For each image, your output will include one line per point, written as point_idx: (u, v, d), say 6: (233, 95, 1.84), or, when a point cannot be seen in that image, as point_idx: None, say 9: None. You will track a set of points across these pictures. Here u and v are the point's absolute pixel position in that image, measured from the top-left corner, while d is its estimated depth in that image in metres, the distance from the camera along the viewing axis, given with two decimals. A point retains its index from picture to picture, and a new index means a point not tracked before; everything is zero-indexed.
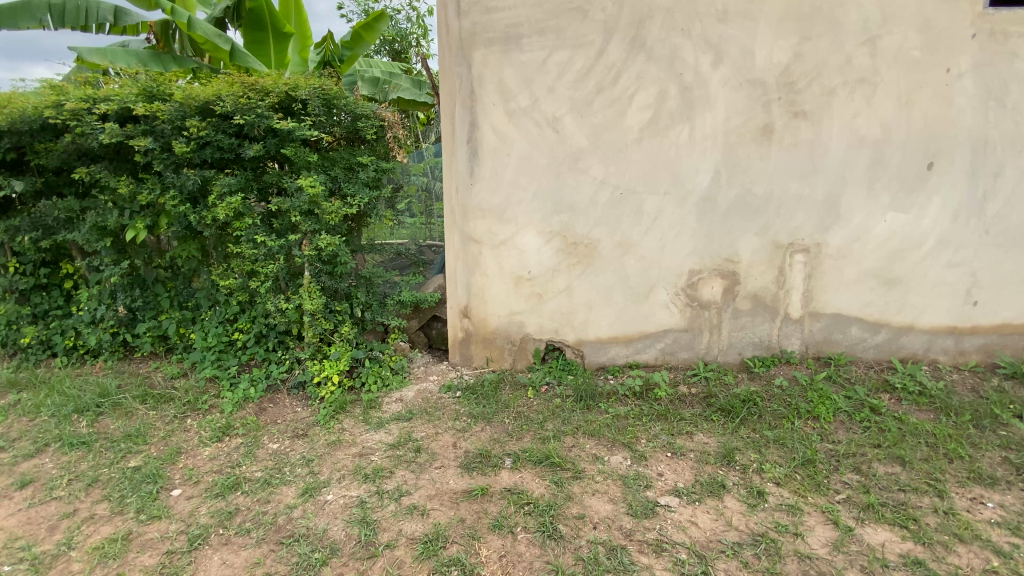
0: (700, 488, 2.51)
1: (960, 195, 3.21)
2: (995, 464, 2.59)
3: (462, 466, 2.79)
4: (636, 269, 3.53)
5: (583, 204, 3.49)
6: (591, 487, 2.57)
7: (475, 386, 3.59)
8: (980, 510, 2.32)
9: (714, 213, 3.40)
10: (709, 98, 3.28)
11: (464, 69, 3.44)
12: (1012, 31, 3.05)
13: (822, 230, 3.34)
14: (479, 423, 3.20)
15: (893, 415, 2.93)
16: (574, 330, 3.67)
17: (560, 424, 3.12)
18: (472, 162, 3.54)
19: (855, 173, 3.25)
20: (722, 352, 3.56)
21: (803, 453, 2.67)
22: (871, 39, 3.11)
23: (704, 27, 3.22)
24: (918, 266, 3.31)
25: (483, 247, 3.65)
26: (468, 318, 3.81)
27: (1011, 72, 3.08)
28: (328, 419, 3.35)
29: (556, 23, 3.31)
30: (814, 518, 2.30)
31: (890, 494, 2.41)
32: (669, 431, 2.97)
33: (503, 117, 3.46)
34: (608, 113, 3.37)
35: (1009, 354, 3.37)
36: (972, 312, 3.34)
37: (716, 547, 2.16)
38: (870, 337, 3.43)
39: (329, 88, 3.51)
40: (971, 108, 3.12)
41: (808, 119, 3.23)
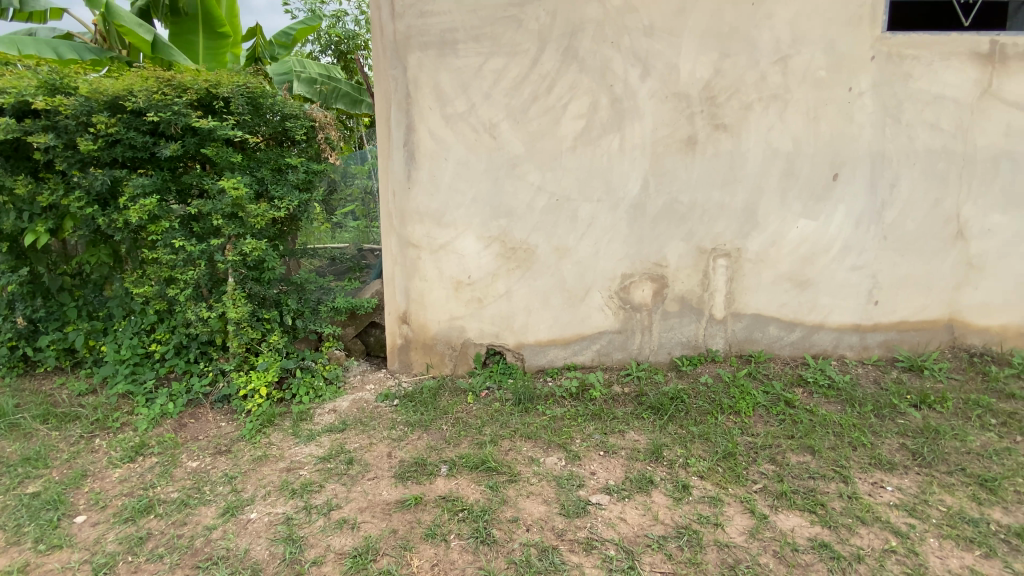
0: (630, 484, 2.58)
1: (862, 204, 3.49)
2: (893, 450, 2.82)
3: (397, 476, 2.73)
4: (572, 274, 3.60)
5: (521, 209, 3.53)
6: (526, 489, 2.58)
7: (412, 393, 3.53)
8: (880, 493, 2.52)
9: (644, 219, 3.53)
10: (638, 110, 3.42)
11: (398, 72, 3.42)
12: (907, 54, 3.34)
13: (741, 236, 3.55)
14: (416, 431, 3.14)
15: (805, 408, 3.15)
16: (514, 334, 3.69)
17: (497, 428, 3.11)
18: (409, 166, 3.51)
19: (770, 182, 3.48)
20: (654, 352, 3.70)
21: (725, 446, 2.82)
22: (782, 58, 3.34)
23: (632, 41, 3.35)
24: (826, 269, 3.57)
25: (422, 252, 3.61)
26: (406, 324, 3.75)
27: (905, 91, 3.37)
28: (254, 433, 3.19)
29: (491, 30, 3.34)
30: (733, 508, 2.42)
31: (802, 482, 2.58)
32: (602, 430, 3.05)
33: (439, 121, 3.45)
34: (543, 121, 3.43)
35: (906, 350, 3.66)
36: (874, 311, 3.63)
37: (644, 542, 2.23)
38: (786, 335, 3.67)
39: (253, 86, 3.38)
40: (870, 124, 3.41)
41: (728, 131, 3.43)
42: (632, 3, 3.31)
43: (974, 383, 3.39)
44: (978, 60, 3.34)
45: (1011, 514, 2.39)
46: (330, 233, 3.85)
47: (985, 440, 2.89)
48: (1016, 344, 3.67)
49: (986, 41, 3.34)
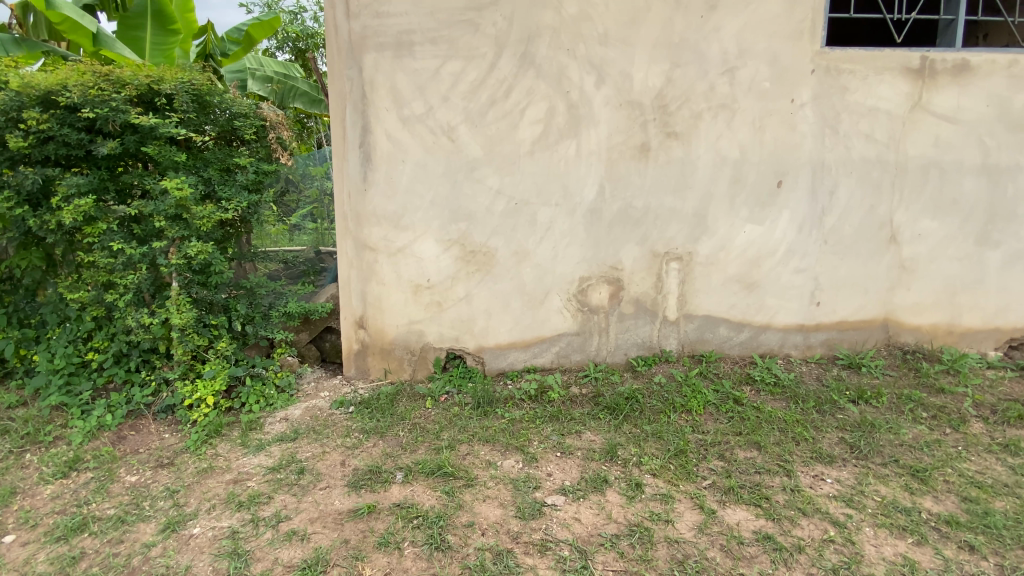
0: (585, 484, 2.62)
1: (804, 210, 3.67)
2: (833, 443, 2.97)
3: (350, 485, 2.66)
4: (531, 277, 3.63)
5: (480, 213, 3.53)
6: (482, 494, 2.57)
7: (369, 399, 3.46)
8: (821, 485, 2.64)
9: (600, 224, 3.60)
10: (594, 116, 3.49)
11: (354, 72, 3.37)
12: (844, 68, 3.53)
13: (693, 240, 3.66)
14: (371, 439, 3.08)
15: (752, 405, 3.27)
16: (474, 337, 3.68)
17: (455, 433, 3.09)
18: (365, 168, 3.46)
19: (720, 189, 3.61)
20: (611, 354, 3.76)
21: (677, 444, 2.89)
22: (730, 69, 3.48)
23: (587, 49, 3.42)
24: (772, 272, 3.73)
25: (379, 255, 3.56)
26: (363, 328, 3.68)
27: (843, 104, 3.56)
28: (199, 444, 3.06)
29: (448, 33, 3.34)
30: (683, 504, 2.49)
31: (749, 477, 2.67)
32: (560, 431, 3.08)
33: (396, 123, 3.42)
34: (501, 125, 3.45)
35: (846, 348, 3.86)
36: (816, 311, 3.81)
37: (597, 541, 2.26)
38: (735, 335, 3.81)
39: (199, 83, 3.27)
40: (811, 134, 3.58)
41: (679, 139, 3.54)
42: (587, 12, 3.38)
43: (907, 378, 3.60)
44: (909, 75, 3.56)
45: (940, 502, 2.53)
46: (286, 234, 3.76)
47: (916, 432, 3.08)
48: (945, 342, 3.90)
49: (916, 57, 3.55)
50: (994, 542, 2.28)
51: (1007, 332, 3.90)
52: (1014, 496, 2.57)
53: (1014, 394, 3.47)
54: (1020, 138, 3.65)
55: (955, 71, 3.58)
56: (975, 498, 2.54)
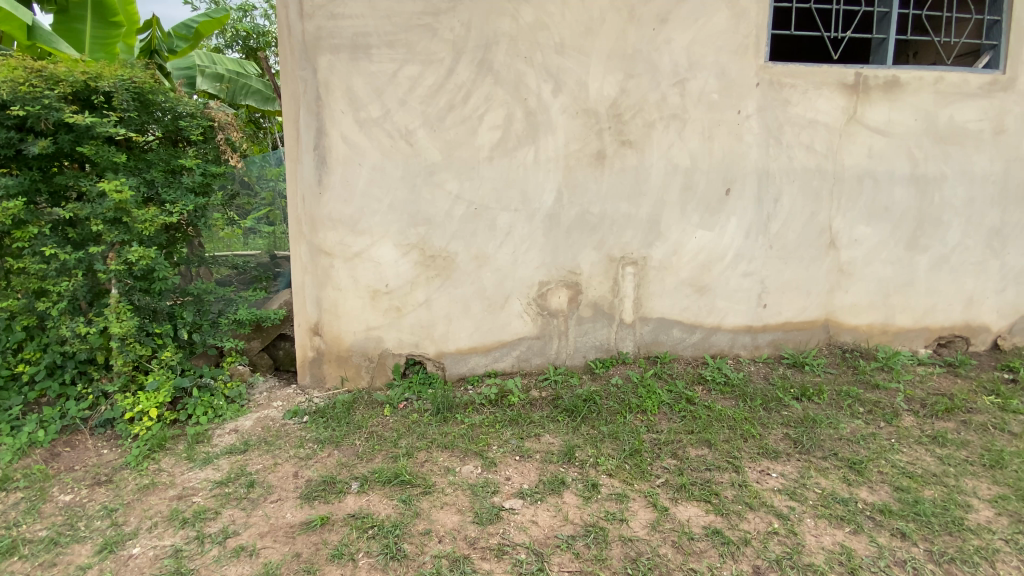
0: (543, 487, 2.64)
1: (751, 216, 3.84)
2: (778, 439, 3.11)
3: (303, 497, 2.60)
4: (491, 282, 3.64)
5: (439, 217, 3.52)
6: (439, 501, 2.55)
7: (324, 408, 3.38)
8: (767, 479, 2.75)
9: (558, 229, 3.65)
10: (551, 123, 3.54)
11: (308, 73, 3.31)
12: (786, 82, 3.72)
13: (647, 245, 3.77)
14: (326, 448, 3.01)
15: (703, 404, 3.40)
16: (434, 343, 3.66)
17: (413, 440, 3.06)
18: (320, 171, 3.39)
19: (672, 196, 3.73)
20: (570, 357, 3.82)
21: (631, 444, 2.97)
22: (681, 81, 3.61)
23: (544, 57, 3.47)
24: (722, 276, 3.88)
25: (335, 260, 3.49)
26: (318, 335, 3.60)
27: (786, 116, 3.75)
28: (141, 459, 2.91)
29: (406, 37, 3.33)
30: (637, 503, 2.55)
31: (700, 474, 2.77)
32: (519, 435, 3.10)
33: (352, 126, 3.37)
34: (459, 130, 3.46)
35: (791, 348, 4.05)
36: (763, 313, 3.99)
37: (553, 543, 2.29)
38: (688, 337, 3.94)
39: (141, 81, 3.11)
40: (756, 144, 3.75)
41: (633, 147, 3.64)
42: (543, 21, 3.44)
43: (845, 375, 3.82)
44: (845, 90, 3.78)
45: (875, 492, 2.68)
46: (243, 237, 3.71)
47: (854, 426, 3.26)
48: (880, 340, 4.16)
49: (851, 73, 3.78)
50: (923, 528, 2.42)
51: (934, 331, 4.19)
52: (941, 484, 2.74)
53: (941, 388, 3.73)
54: (944, 151, 3.94)
55: (886, 87, 3.82)
56: (906, 487, 2.70)
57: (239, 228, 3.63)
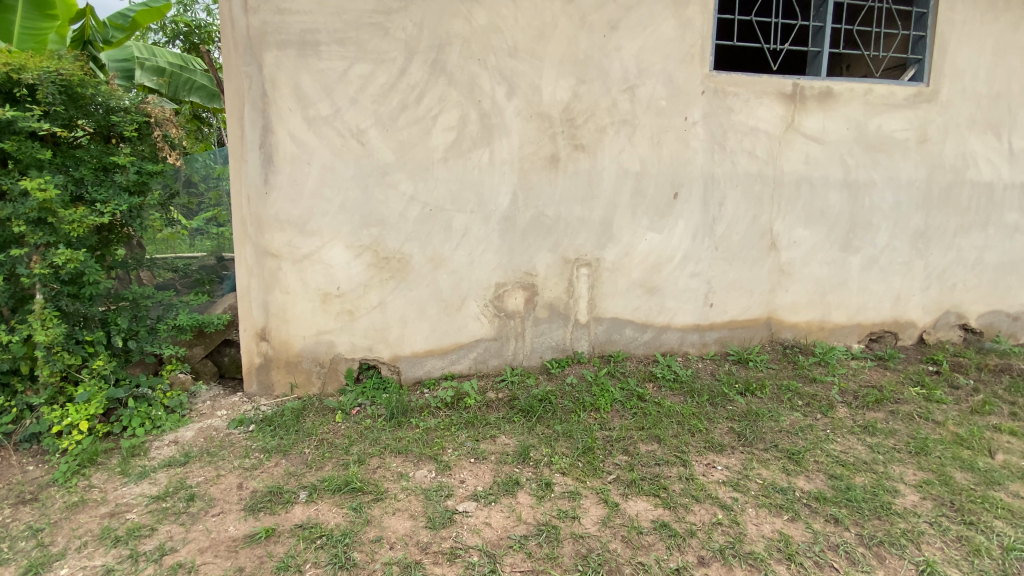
0: (497, 488, 2.65)
1: (698, 219, 3.98)
2: (723, 433, 3.24)
3: (247, 509, 2.50)
4: (447, 284, 3.62)
5: (392, 218, 3.46)
6: (392, 507, 2.52)
7: (272, 416, 3.26)
8: (712, 472, 2.86)
9: (514, 231, 3.68)
10: (505, 126, 3.56)
11: (253, 69, 3.21)
12: (730, 91, 3.88)
13: (600, 247, 3.85)
14: (273, 458, 2.91)
15: (654, 401, 3.51)
16: (389, 346, 3.60)
17: (366, 446, 3.00)
18: (267, 170, 3.29)
19: (624, 199, 3.83)
20: (526, 357, 3.85)
21: (585, 442, 3.03)
22: (631, 87, 3.71)
23: (497, 60, 3.49)
24: (672, 276, 4.01)
25: (283, 262, 3.38)
26: (265, 340, 3.48)
27: (730, 123, 3.92)
28: (70, 476, 2.73)
29: (357, 35, 3.27)
30: (589, 500, 2.60)
31: (649, 469, 2.85)
32: (475, 437, 3.09)
33: (300, 124, 3.29)
34: (412, 131, 3.42)
35: (736, 345, 4.24)
36: (710, 312, 4.14)
37: (506, 544, 2.30)
38: (640, 336, 4.04)
39: (68, 74, 2.93)
40: (702, 150, 3.90)
41: (586, 151, 3.72)
42: (496, 24, 3.45)
43: (786, 370, 4.02)
44: (783, 99, 3.98)
45: (811, 480, 2.83)
46: (188, 240, 3.58)
47: (793, 419, 3.44)
48: (818, 337, 4.41)
49: (789, 84, 3.98)
50: (855, 514, 2.56)
51: (866, 327, 4.47)
52: (871, 470, 2.92)
53: (871, 380, 3.99)
54: (873, 159, 4.22)
55: (821, 98, 4.05)
56: (839, 475, 2.86)
57: (184, 228, 3.50)
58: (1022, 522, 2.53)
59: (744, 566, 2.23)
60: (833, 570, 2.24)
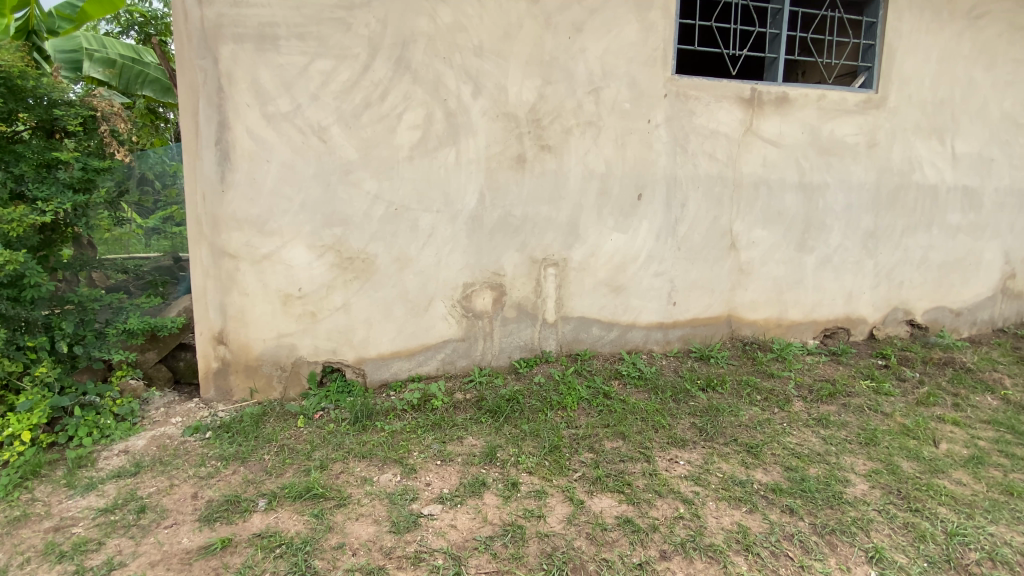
0: (463, 490, 2.64)
1: (662, 220, 4.06)
2: (685, 428, 3.32)
3: (202, 520, 2.41)
4: (414, 284, 3.58)
5: (356, 218, 3.40)
6: (355, 512, 2.47)
7: (230, 422, 3.16)
8: (675, 467, 2.93)
9: (481, 231, 3.66)
10: (471, 125, 3.55)
11: (209, 63, 3.10)
12: (691, 94, 3.97)
13: (567, 247, 3.88)
14: (231, 466, 2.81)
15: (619, 398, 3.57)
16: (353, 348, 3.53)
17: (329, 451, 2.94)
18: (223, 167, 3.18)
19: (589, 200, 3.87)
20: (494, 357, 3.85)
21: (551, 441, 3.05)
22: (595, 89, 3.76)
23: (463, 59, 3.47)
24: (636, 276, 4.08)
25: (241, 263, 3.28)
26: (223, 344, 3.37)
27: (691, 126, 4.01)
28: (10, 489, 2.57)
29: (317, 30, 3.19)
30: (555, 498, 2.62)
31: (614, 465, 2.89)
32: (441, 439, 3.07)
33: (259, 120, 3.19)
34: (376, 129, 3.37)
35: (699, 342, 4.34)
36: (673, 310, 4.23)
37: (471, 545, 2.29)
38: (606, 334, 4.10)
39: (8, 64, 2.76)
40: (665, 152, 3.98)
41: (552, 152, 3.74)
42: (461, 22, 3.43)
43: (745, 366, 4.15)
44: (742, 103, 4.10)
45: (768, 473, 2.93)
46: (144, 239, 3.54)
47: (752, 413, 3.55)
48: (776, 333, 4.56)
49: (747, 88, 4.10)
50: (809, 504, 2.66)
51: (821, 324, 4.66)
52: (825, 461, 3.04)
53: (825, 374, 4.16)
54: (826, 162, 4.39)
55: (778, 103, 4.19)
56: (795, 466, 2.97)
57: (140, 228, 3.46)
58: (962, 507, 2.67)
59: (704, 559, 2.28)
60: (789, 559, 2.32)
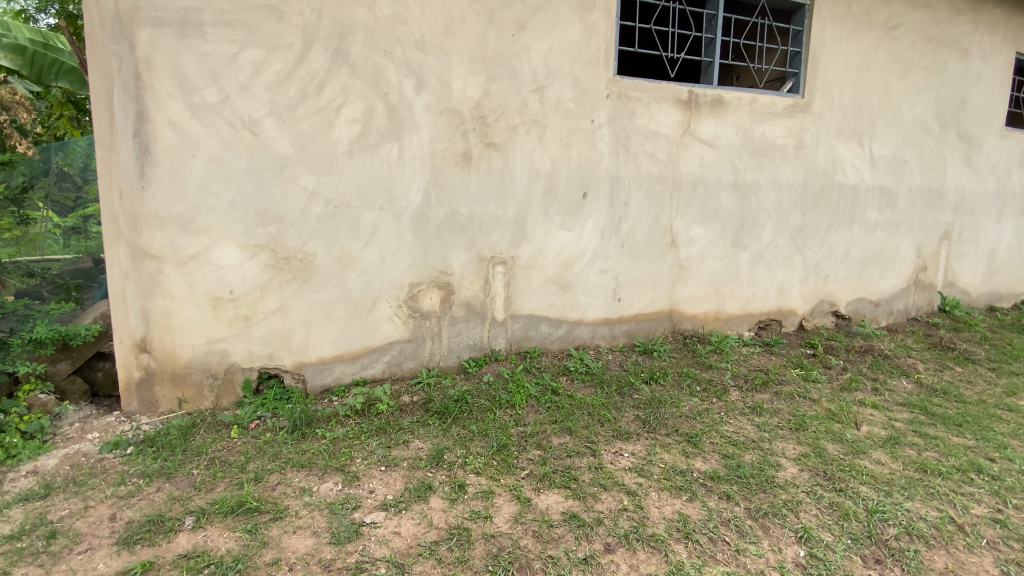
0: (408, 495, 2.58)
1: (606, 218, 4.13)
2: (630, 421, 3.40)
3: (121, 543, 2.23)
4: (357, 284, 3.46)
5: (292, 216, 3.25)
6: (292, 525, 2.36)
7: (155, 435, 2.94)
8: (620, 460, 2.99)
9: (426, 229, 3.59)
10: (414, 121, 3.47)
11: (124, 48, 2.87)
12: (633, 96, 4.06)
13: (514, 245, 3.87)
14: (155, 483, 2.62)
15: (567, 394, 3.62)
16: (292, 353, 3.38)
17: (265, 462, 2.80)
18: (143, 161, 2.96)
19: (536, 198, 3.88)
20: (443, 358, 3.80)
21: (499, 440, 3.04)
22: (540, 88, 3.77)
23: (404, 53, 3.39)
24: (583, 273, 4.13)
25: (165, 265, 3.06)
26: (146, 352, 3.14)
27: (633, 127, 4.10)
28: None
29: (247, 17, 3.01)
30: (502, 498, 2.61)
31: (561, 461, 2.92)
32: (386, 444, 2.99)
33: (182, 111, 2.98)
34: (313, 123, 3.23)
35: (643, 336, 4.46)
36: (618, 306, 4.32)
37: (415, 552, 2.24)
38: (555, 332, 4.13)
39: None
40: (608, 152, 4.05)
41: (497, 150, 3.72)
42: (402, 15, 3.34)
43: (686, 358, 4.31)
44: (680, 105, 4.23)
45: (707, 461, 3.04)
46: (62, 239, 3.61)
47: (692, 404, 3.69)
48: (714, 326, 4.76)
49: (685, 91, 4.24)
50: (744, 489, 2.78)
51: (755, 316, 4.90)
52: (758, 448, 3.19)
53: (760, 364, 4.38)
54: (759, 163, 4.61)
55: (714, 105, 4.36)
56: (731, 454, 3.10)
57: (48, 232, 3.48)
58: (882, 486, 2.88)
59: (646, 549, 2.34)
60: (725, 544, 2.41)
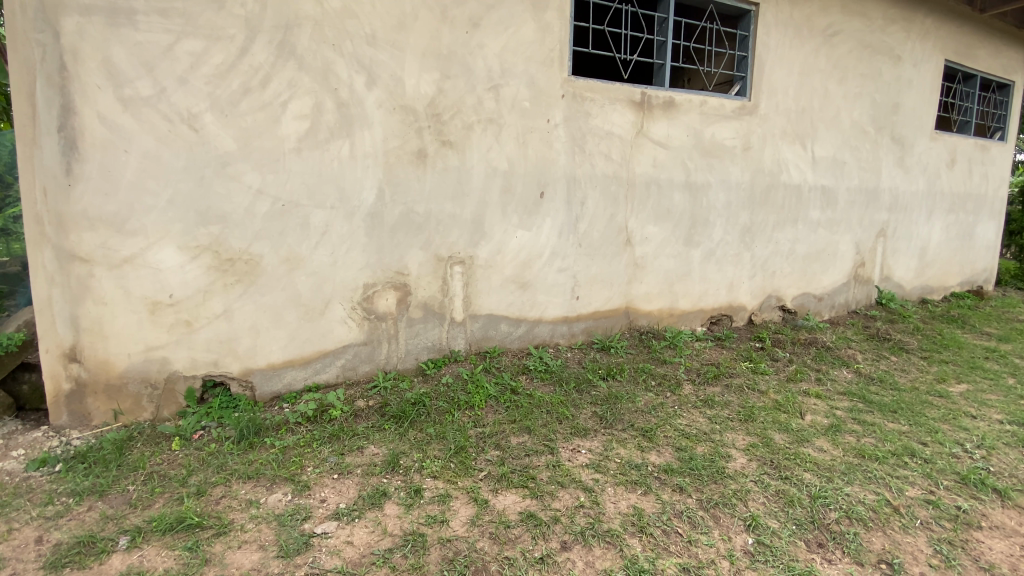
0: (362, 502, 2.52)
1: (563, 217, 4.16)
2: (587, 417, 3.44)
3: (46, 568, 2.08)
4: (307, 286, 3.35)
5: (236, 216, 3.11)
6: (237, 540, 2.26)
7: (87, 450, 2.76)
8: (577, 457, 3.02)
9: (381, 228, 3.52)
10: (366, 117, 3.38)
11: (46, 35, 2.67)
12: (587, 96, 4.10)
13: (471, 244, 3.85)
14: (86, 501, 2.46)
15: (526, 393, 3.62)
16: (239, 359, 3.24)
17: (209, 474, 2.67)
18: (69, 157, 2.76)
19: (493, 197, 3.86)
20: (400, 360, 3.74)
21: (457, 442, 3.02)
22: (495, 86, 3.75)
23: (354, 47, 3.29)
24: (541, 272, 4.15)
25: (96, 268, 2.87)
26: (76, 362, 2.94)
27: (588, 127, 4.15)
28: None
29: (183, 6, 2.86)
30: (459, 500, 2.58)
31: (519, 461, 2.92)
32: (339, 451, 2.91)
33: (113, 104, 2.80)
34: (258, 118, 3.10)
35: (601, 334, 4.53)
36: (576, 304, 4.37)
37: (368, 560, 2.18)
38: (514, 331, 4.14)
39: None
40: (564, 151, 4.08)
41: (453, 148, 3.68)
42: (351, 9, 3.25)
43: (643, 354, 4.41)
44: (634, 106, 4.31)
45: (661, 454, 3.11)
46: None
47: (648, 398, 3.77)
48: (669, 322, 4.88)
49: (638, 92, 4.31)
50: (696, 481, 2.86)
51: (708, 312, 5.07)
52: (710, 440, 3.29)
53: (712, 359, 4.52)
54: (709, 163, 4.76)
55: (666, 107, 4.46)
56: (684, 446, 3.19)
57: None
58: (823, 472, 3.03)
59: (601, 544, 2.37)
60: (678, 535, 2.48)
